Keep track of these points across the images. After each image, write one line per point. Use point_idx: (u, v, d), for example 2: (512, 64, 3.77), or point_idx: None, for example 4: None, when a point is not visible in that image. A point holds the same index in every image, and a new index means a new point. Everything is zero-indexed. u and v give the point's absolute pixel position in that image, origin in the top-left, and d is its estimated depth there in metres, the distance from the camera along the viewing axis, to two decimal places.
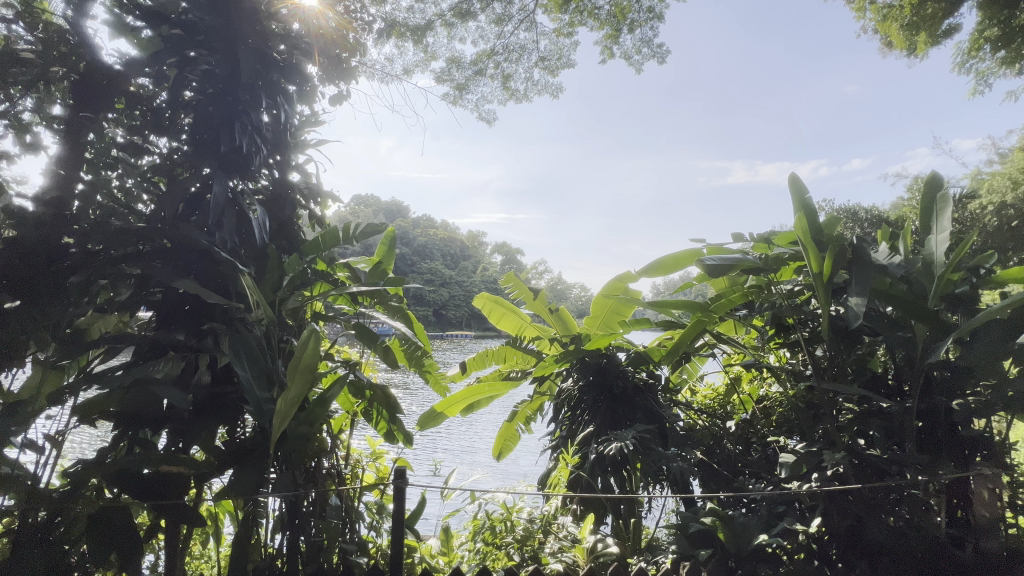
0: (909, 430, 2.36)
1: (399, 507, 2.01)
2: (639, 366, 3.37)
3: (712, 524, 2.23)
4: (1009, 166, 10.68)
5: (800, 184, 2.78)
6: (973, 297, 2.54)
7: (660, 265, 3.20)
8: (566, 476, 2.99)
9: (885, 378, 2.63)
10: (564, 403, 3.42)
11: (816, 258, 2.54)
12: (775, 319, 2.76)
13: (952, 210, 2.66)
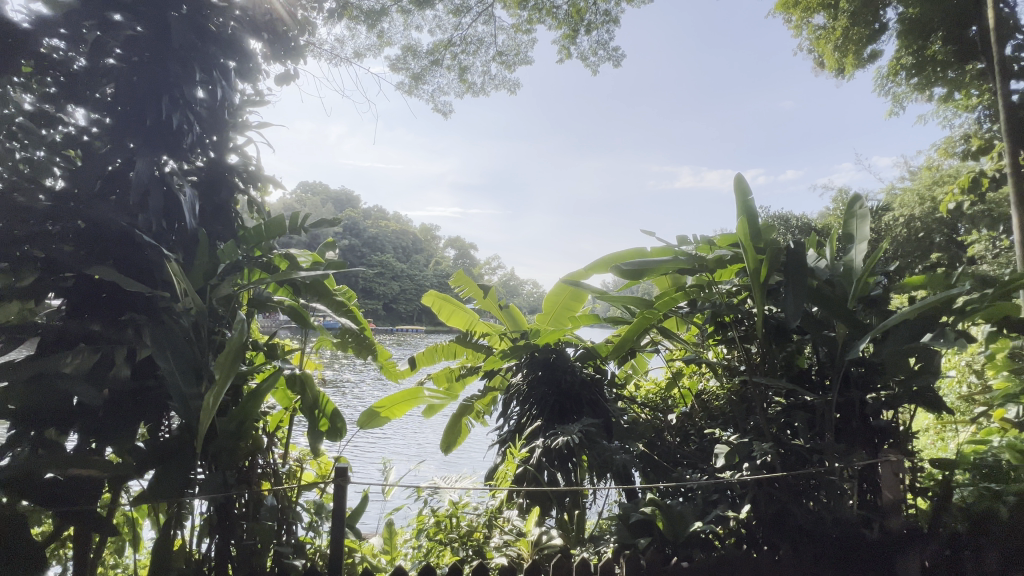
0: (829, 420, 2.55)
1: (340, 506, 1.95)
2: (587, 362, 3.43)
3: (651, 513, 2.35)
4: (916, 182, 11.82)
5: (743, 189, 2.93)
6: (886, 300, 2.78)
7: (603, 261, 3.34)
8: (513, 470, 2.92)
9: (812, 375, 2.81)
10: (513, 397, 3.42)
11: (753, 261, 2.71)
12: (713, 318, 2.89)
13: (870, 223, 2.92)
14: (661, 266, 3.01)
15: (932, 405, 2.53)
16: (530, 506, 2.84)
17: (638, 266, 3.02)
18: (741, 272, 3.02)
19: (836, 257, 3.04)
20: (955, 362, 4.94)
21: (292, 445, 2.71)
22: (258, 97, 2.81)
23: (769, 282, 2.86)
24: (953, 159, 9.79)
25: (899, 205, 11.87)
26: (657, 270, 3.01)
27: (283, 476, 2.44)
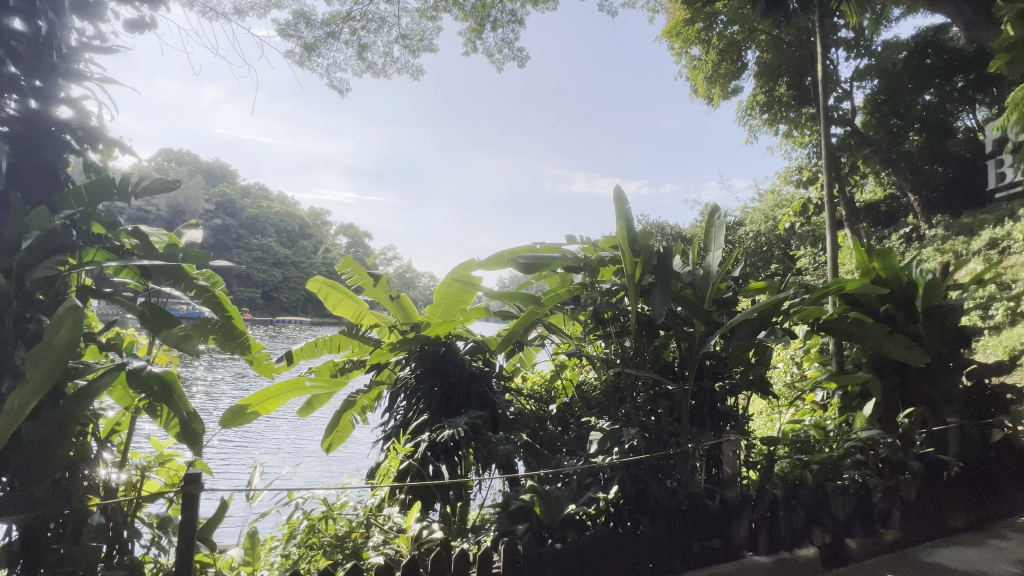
0: (685, 407, 2.90)
1: (191, 516, 1.75)
2: (477, 355, 3.43)
3: (530, 499, 2.46)
4: (762, 204, 13.94)
5: (621, 199, 3.22)
6: (734, 302, 3.23)
7: (493, 257, 3.42)
8: (396, 466, 2.83)
9: (675, 367, 3.15)
10: (400, 391, 3.34)
11: (629, 264, 2.99)
12: (595, 314, 3.13)
13: (723, 234, 3.37)
14: (551, 263, 3.17)
15: (765, 391, 3.01)
16: (412, 502, 2.75)
17: (530, 262, 3.20)
18: (619, 272, 3.30)
19: (698, 263, 3.46)
20: (782, 356, 5.93)
21: (135, 452, 2.35)
22: (103, 42, 2.37)
23: (643, 282, 3.16)
24: (790, 186, 11.72)
25: (748, 222, 13.88)
26: (548, 266, 3.18)
27: (116, 489, 2.07)
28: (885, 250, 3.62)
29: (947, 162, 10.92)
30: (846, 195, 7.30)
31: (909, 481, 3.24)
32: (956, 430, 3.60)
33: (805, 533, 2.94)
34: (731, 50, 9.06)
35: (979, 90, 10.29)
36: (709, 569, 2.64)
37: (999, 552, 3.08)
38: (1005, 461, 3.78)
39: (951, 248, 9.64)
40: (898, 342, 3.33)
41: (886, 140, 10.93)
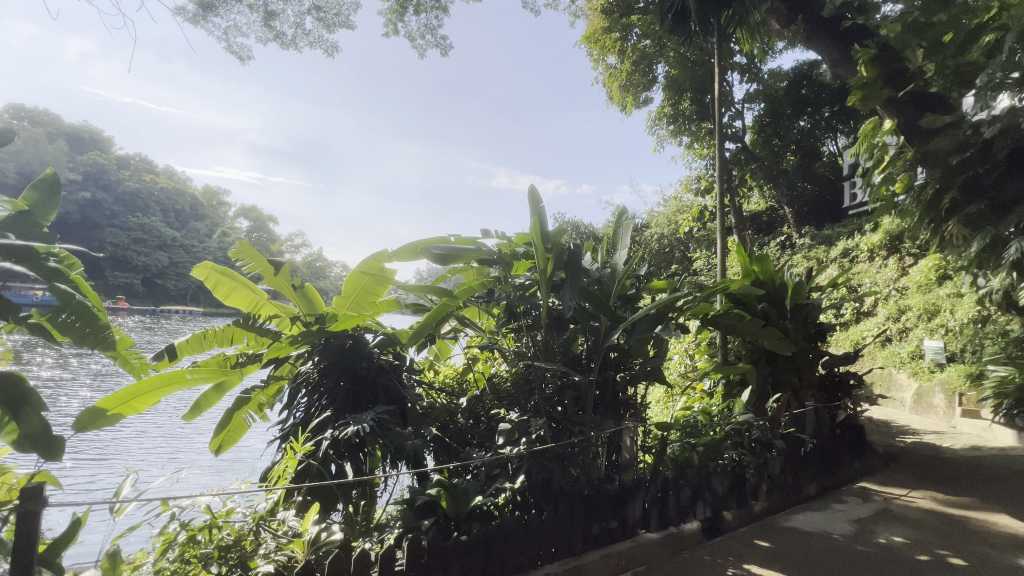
0: (589, 396, 3.04)
1: (27, 539, 1.48)
2: (387, 349, 3.30)
3: (436, 494, 2.45)
4: (666, 209, 15.14)
5: (537, 196, 3.30)
6: (636, 298, 3.44)
7: (406, 247, 3.32)
8: (293, 467, 2.61)
9: (581, 359, 3.30)
10: (301, 386, 3.13)
11: (542, 259, 3.08)
12: (508, 307, 3.17)
13: (629, 235, 3.59)
14: (464, 256, 3.17)
15: (661, 381, 3.25)
16: (310, 503, 2.60)
17: (440, 255, 3.19)
18: (532, 268, 3.38)
19: (606, 261, 3.66)
20: (679, 350, 6.48)
21: None
22: None
23: (554, 277, 3.27)
24: (689, 194, 12.86)
25: (654, 225, 15.00)
26: (462, 258, 3.17)
27: None
28: (763, 255, 4.09)
29: (815, 181, 12.62)
30: (736, 205, 8.17)
31: (774, 458, 3.70)
32: (813, 412, 4.17)
33: (690, 509, 3.24)
34: (643, 63, 9.73)
35: (840, 121, 12.01)
36: (606, 548, 2.81)
37: (839, 513, 3.63)
38: (847, 437, 4.46)
39: (815, 256, 11.18)
40: (770, 337, 3.77)
41: (768, 158, 12.38)
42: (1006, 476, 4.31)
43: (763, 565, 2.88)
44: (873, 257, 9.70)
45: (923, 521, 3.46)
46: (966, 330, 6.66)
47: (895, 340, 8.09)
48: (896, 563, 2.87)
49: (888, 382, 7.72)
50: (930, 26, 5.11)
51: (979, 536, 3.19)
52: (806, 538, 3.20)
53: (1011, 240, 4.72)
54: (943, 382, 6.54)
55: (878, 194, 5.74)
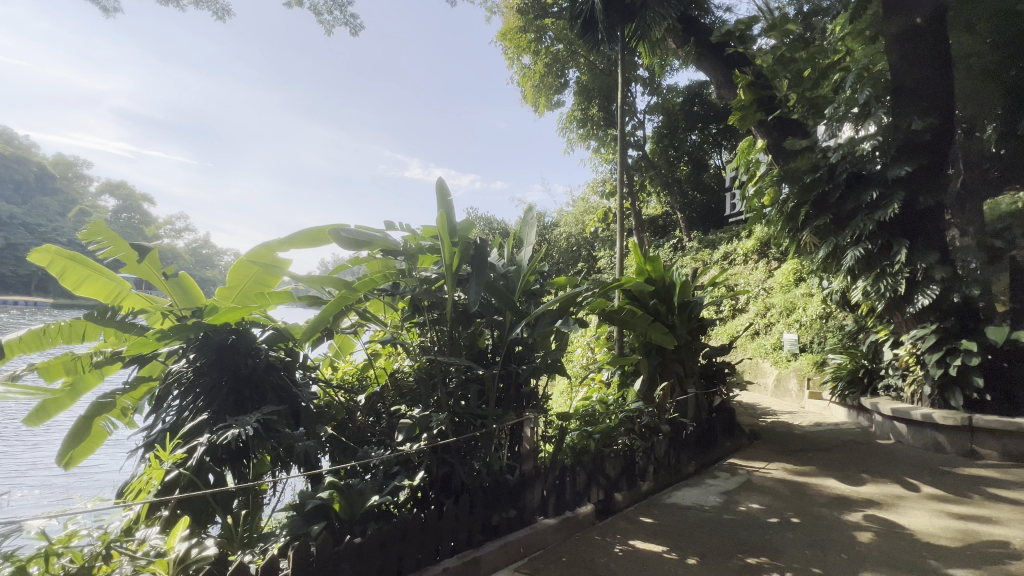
0: (491, 390, 3.08)
1: None
2: (277, 345, 3.03)
3: (329, 497, 2.33)
4: (574, 209, 15.89)
5: (444, 189, 3.26)
6: (540, 294, 3.55)
7: (301, 235, 3.09)
8: (158, 479, 2.32)
9: (486, 353, 3.33)
10: (172, 386, 2.76)
11: (448, 254, 3.05)
12: (413, 301, 3.10)
13: (534, 232, 3.70)
14: (366, 247, 3.03)
15: (562, 373, 3.38)
16: (178, 518, 2.33)
17: (350, 240, 3.05)
18: (438, 262, 3.35)
19: (512, 257, 3.73)
20: (581, 343, 6.83)
21: None
22: None
23: (460, 271, 3.26)
24: (596, 196, 13.59)
25: (563, 224, 15.68)
26: (364, 248, 3.03)
27: None
28: (655, 256, 4.45)
29: (702, 191, 14.01)
30: (635, 208, 8.79)
31: (660, 441, 4.06)
32: (693, 399, 4.63)
33: (585, 493, 3.42)
34: (555, 65, 10.05)
35: (725, 138, 13.47)
36: (505, 538, 2.86)
37: (711, 487, 4.07)
38: (721, 420, 5.03)
39: (701, 258, 12.43)
40: (659, 331, 4.11)
41: (665, 167, 13.52)
42: (838, 446, 5.14)
43: (646, 540, 3.14)
44: (747, 260, 11.02)
45: (776, 489, 4.00)
46: (815, 324, 7.84)
47: (762, 333, 9.28)
48: (753, 526, 3.29)
49: (755, 370, 8.84)
50: (794, 61, 6.11)
51: (816, 498, 3.78)
52: (683, 512, 3.55)
53: (847, 249, 5.63)
54: (796, 369, 7.64)
55: (751, 205, 6.52)
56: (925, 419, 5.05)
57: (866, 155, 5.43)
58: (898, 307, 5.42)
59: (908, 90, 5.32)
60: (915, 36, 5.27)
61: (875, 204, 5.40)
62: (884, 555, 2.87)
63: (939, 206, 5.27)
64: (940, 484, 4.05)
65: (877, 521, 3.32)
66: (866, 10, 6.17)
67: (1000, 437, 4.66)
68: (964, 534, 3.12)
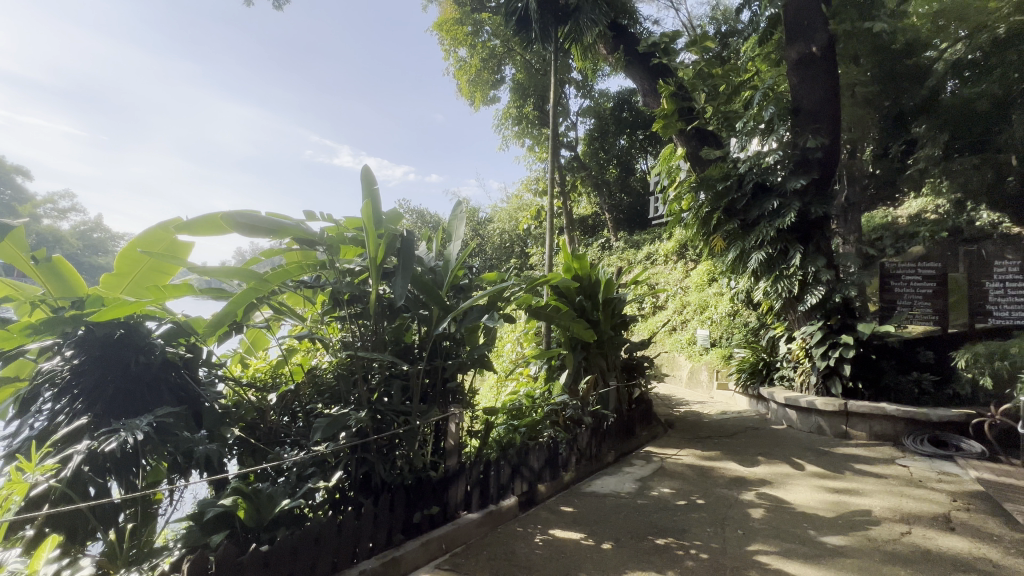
0: (416, 386, 3.02)
1: None
2: (176, 340, 2.72)
3: (232, 504, 2.16)
4: (508, 206, 16.03)
5: (370, 178, 3.13)
6: (468, 289, 3.53)
7: (204, 220, 2.82)
8: (20, 494, 2.02)
9: (412, 349, 3.26)
10: (44, 386, 2.42)
11: (372, 245, 2.93)
12: (334, 294, 2.96)
13: (464, 227, 3.67)
14: (278, 232, 2.84)
15: (488, 368, 3.39)
16: (46, 536, 2.04)
17: (261, 227, 2.81)
18: (362, 253, 3.21)
19: (440, 251, 3.67)
20: (511, 338, 6.92)
21: None
22: None
23: (384, 264, 3.15)
24: (529, 193, 13.80)
25: (497, 220, 15.80)
26: (275, 235, 2.83)
27: None
28: (582, 254, 4.59)
29: (629, 194, 14.70)
30: (567, 208, 9.03)
31: (582, 432, 4.22)
32: (615, 391, 4.86)
33: (508, 486, 3.46)
34: (491, 61, 10.03)
35: (651, 144, 14.20)
36: (427, 535, 2.83)
37: (628, 475, 4.30)
38: (639, 411, 5.32)
39: (626, 257, 13.05)
40: (583, 327, 4.25)
41: (595, 169, 14.04)
42: (739, 432, 5.64)
43: (566, 528, 3.25)
44: (667, 260, 11.75)
45: (685, 473, 4.31)
46: (724, 321, 8.53)
47: (678, 329, 9.94)
48: (662, 509, 3.52)
49: (672, 363, 9.46)
50: (711, 77, 6.57)
51: (718, 480, 4.12)
52: (601, 500, 3.72)
53: (751, 252, 6.18)
54: (707, 363, 8.28)
55: (671, 209, 6.87)
56: (810, 406, 5.68)
57: (769, 166, 5.99)
58: (792, 306, 6.05)
59: (805, 111, 5.91)
60: (811, 63, 5.87)
61: (775, 212, 5.96)
62: (771, 528, 3.19)
63: (826, 217, 5.93)
64: (820, 463, 4.57)
65: (767, 498, 3.69)
66: (773, 35, 6.77)
67: (869, 420, 5.36)
68: (836, 505, 3.55)
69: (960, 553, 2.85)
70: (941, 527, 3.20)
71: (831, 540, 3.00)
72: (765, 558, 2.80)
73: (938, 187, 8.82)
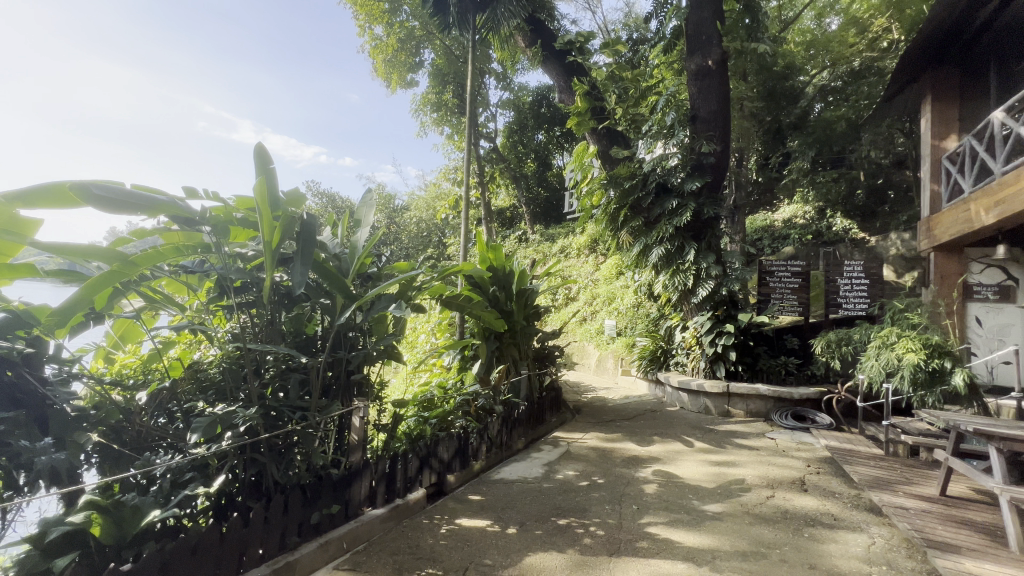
0: (316, 379, 2.83)
1: None
2: (12, 333, 2.26)
3: (85, 520, 1.86)
4: (425, 194, 15.69)
5: (265, 155, 2.86)
6: (376, 276, 3.38)
7: (47, 191, 2.36)
8: None
9: (314, 340, 3.06)
10: None
11: (266, 227, 2.68)
12: (222, 281, 2.68)
13: (373, 213, 3.51)
14: (151, 210, 2.45)
15: (396, 359, 3.28)
16: None
17: (125, 200, 2.41)
18: (257, 237, 2.93)
19: (347, 238, 3.48)
20: (425, 330, 6.79)
21: None
22: None
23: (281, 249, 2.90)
24: (447, 182, 13.61)
25: (414, 209, 15.43)
26: (145, 211, 2.45)
27: None
28: (497, 245, 4.60)
29: (546, 188, 15.09)
30: (484, 199, 9.03)
31: (493, 421, 4.27)
32: (526, 380, 4.98)
33: (416, 478, 3.40)
34: (410, 42, 9.69)
35: (567, 141, 14.69)
36: (326, 536, 2.68)
37: (536, 460, 4.44)
38: (549, 397, 5.50)
39: (542, 250, 13.40)
40: (494, 317, 4.29)
41: (514, 162, 14.21)
42: (639, 415, 6.08)
43: (473, 516, 3.27)
44: (580, 254, 12.27)
45: (588, 456, 4.54)
46: (628, 312, 9.10)
47: (588, 319, 10.44)
48: (566, 491, 3.68)
49: (581, 352, 9.92)
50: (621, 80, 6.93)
51: (618, 460, 4.40)
52: (510, 486, 3.80)
53: (653, 248, 6.64)
54: (613, 351, 8.79)
55: (583, 204, 7.25)
56: (699, 388, 6.27)
57: (671, 168, 6.45)
58: (686, 298, 6.62)
59: (702, 119, 6.46)
60: (706, 75, 6.41)
61: (674, 211, 6.44)
62: (662, 501, 3.48)
63: (716, 217, 6.53)
64: (705, 439, 5.07)
65: (659, 474, 4.01)
66: (676, 47, 7.29)
67: (746, 399, 6.03)
68: (716, 476, 3.96)
69: (810, 510, 3.32)
70: (797, 489, 3.70)
71: (710, 508, 3.34)
72: (655, 529, 3.04)
73: (805, 196, 10.14)
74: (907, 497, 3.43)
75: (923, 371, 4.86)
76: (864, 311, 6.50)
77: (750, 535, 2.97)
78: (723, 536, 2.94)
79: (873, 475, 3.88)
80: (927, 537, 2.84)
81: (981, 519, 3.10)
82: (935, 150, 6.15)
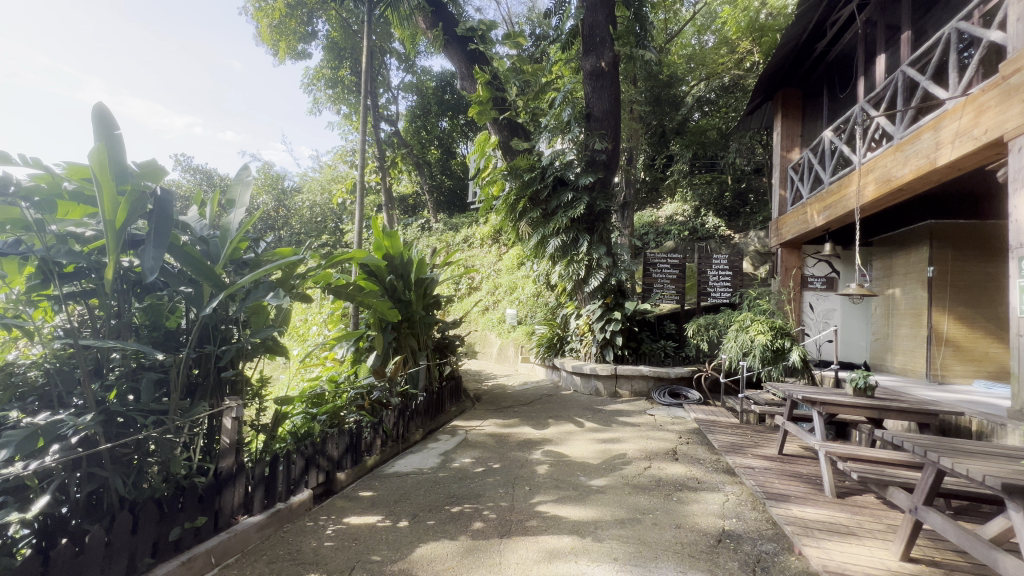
0: (178, 378, 2.48)
1: None
2: None
3: None
4: (320, 176, 14.63)
5: (107, 118, 2.40)
6: (253, 263, 3.04)
7: None
8: None
9: (176, 335, 2.69)
10: None
11: (108, 203, 2.26)
12: (45, 265, 2.22)
13: (250, 193, 3.15)
14: None
15: (277, 353, 3.01)
16: None
17: None
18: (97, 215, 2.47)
19: (217, 220, 3.10)
20: (317, 321, 6.34)
21: None
22: None
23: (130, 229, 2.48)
24: (343, 164, 12.82)
25: (307, 191, 14.31)
26: None
27: None
28: (393, 232, 4.39)
29: (449, 175, 14.89)
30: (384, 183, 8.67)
31: (388, 414, 4.13)
32: (425, 370, 4.89)
33: (300, 480, 3.17)
34: (300, 9, 8.89)
35: (471, 130, 14.60)
36: (189, 553, 2.38)
37: (433, 450, 4.39)
38: (449, 387, 5.47)
39: (445, 239, 13.23)
40: (389, 307, 4.14)
41: (416, 147, 13.79)
42: (536, 400, 6.32)
43: (363, 513, 3.15)
44: (483, 244, 12.34)
45: (485, 442, 4.62)
46: (528, 301, 9.35)
47: (490, 308, 10.56)
48: (462, 479, 3.71)
49: (483, 342, 10.01)
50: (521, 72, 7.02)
51: (514, 445, 4.53)
52: (405, 478, 3.72)
53: (550, 238, 6.90)
54: (514, 339, 9.01)
55: (485, 193, 7.28)
56: (591, 372, 6.69)
57: (568, 163, 6.71)
58: (580, 287, 6.99)
59: (596, 117, 6.80)
60: (600, 76, 6.73)
61: (569, 204, 6.71)
62: (552, 480, 3.65)
63: (607, 211, 6.94)
64: (595, 419, 5.43)
65: (551, 455, 4.21)
66: (573, 46, 7.57)
67: (631, 380, 6.56)
68: (602, 453, 4.26)
69: (679, 476, 3.73)
70: (670, 459, 4.13)
71: (595, 482, 3.59)
72: (544, 507, 3.18)
73: (684, 196, 11.23)
74: (754, 458, 3.99)
75: (770, 349, 5.65)
76: (727, 299, 7.36)
77: (629, 503, 3.24)
78: (605, 507, 3.17)
79: (729, 441, 4.46)
80: (767, 490, 3.35)
81: (806, 471, 3.73)
82: (783, 161, 7.14)
